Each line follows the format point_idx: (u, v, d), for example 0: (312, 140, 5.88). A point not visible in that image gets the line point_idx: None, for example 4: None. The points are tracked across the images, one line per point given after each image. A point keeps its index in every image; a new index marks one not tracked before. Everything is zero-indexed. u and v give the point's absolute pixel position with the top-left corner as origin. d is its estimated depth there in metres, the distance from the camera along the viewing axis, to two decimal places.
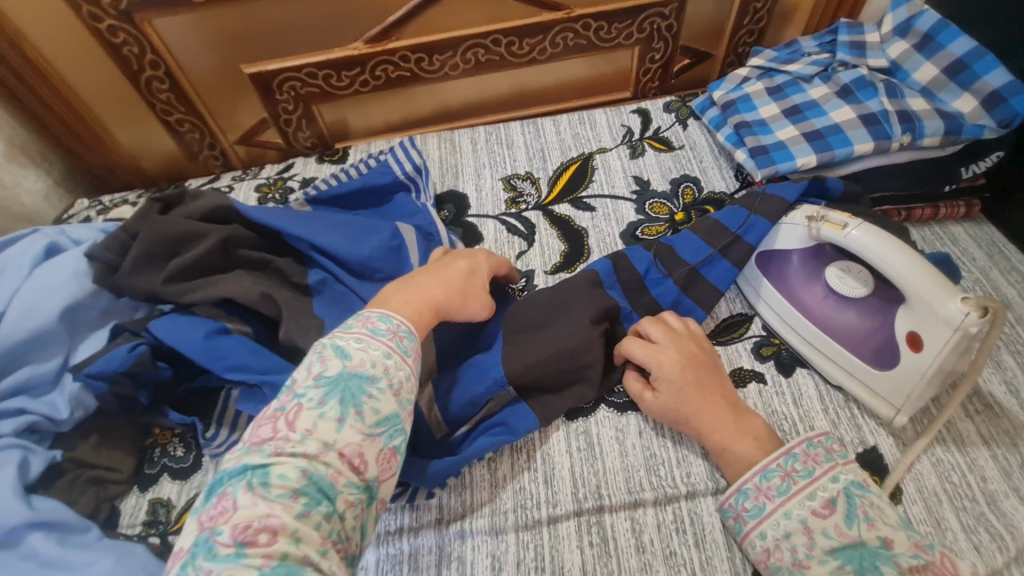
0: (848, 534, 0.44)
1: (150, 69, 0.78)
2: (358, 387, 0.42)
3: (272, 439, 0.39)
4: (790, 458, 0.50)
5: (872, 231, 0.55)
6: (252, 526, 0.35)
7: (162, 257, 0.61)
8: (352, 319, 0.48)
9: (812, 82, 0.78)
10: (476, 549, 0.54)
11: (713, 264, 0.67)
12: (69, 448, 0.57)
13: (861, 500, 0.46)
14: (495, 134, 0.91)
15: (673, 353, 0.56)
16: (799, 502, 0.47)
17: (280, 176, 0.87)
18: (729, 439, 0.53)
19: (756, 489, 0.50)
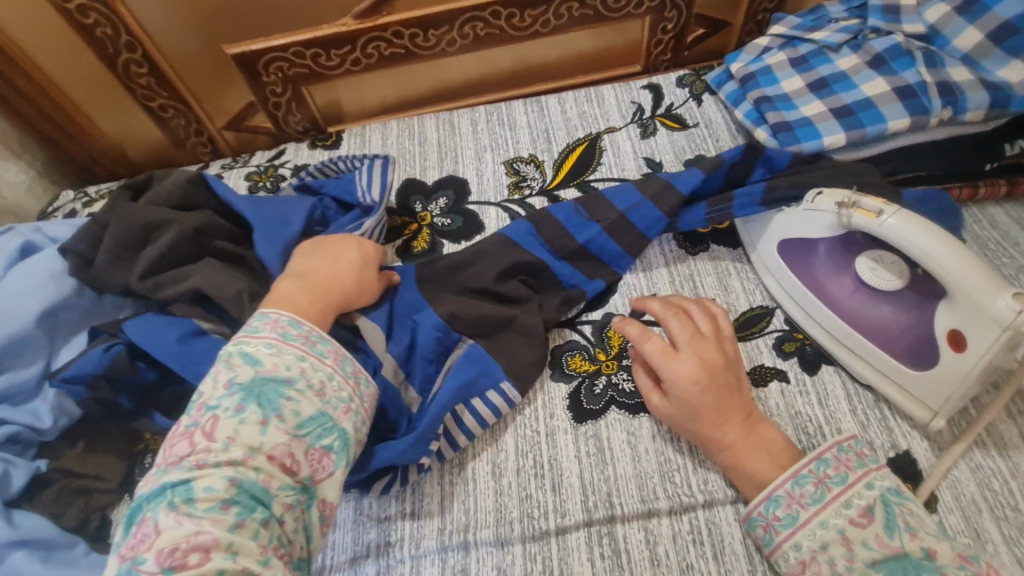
0: (890, 544, 0.42)
1: (126, 52, 0.73)
2: (274, 393, 0.44)
3: (190, 454, 0.41)
4: (821, 464, 0.47)
5: (910, 219, 0.49)
6: (180, 549, 0.37)
7: (134, 248, 0.58)
8: (259, 322, 0.49)
9: (840, 52, 0.71)
10: (480, 561, 0.52)
11: (642, 211, 0.65)
12: (56, 457, 0.54)
13: (899, 507, 0.44)
14: (496, 114, 0.85)
15: (699, 364, 0.51)
16: (837, 510, 0.45)
17: (271, 163, 0.83)
18: (740, 453, 0.50)
19: (789, 495, 0.47)
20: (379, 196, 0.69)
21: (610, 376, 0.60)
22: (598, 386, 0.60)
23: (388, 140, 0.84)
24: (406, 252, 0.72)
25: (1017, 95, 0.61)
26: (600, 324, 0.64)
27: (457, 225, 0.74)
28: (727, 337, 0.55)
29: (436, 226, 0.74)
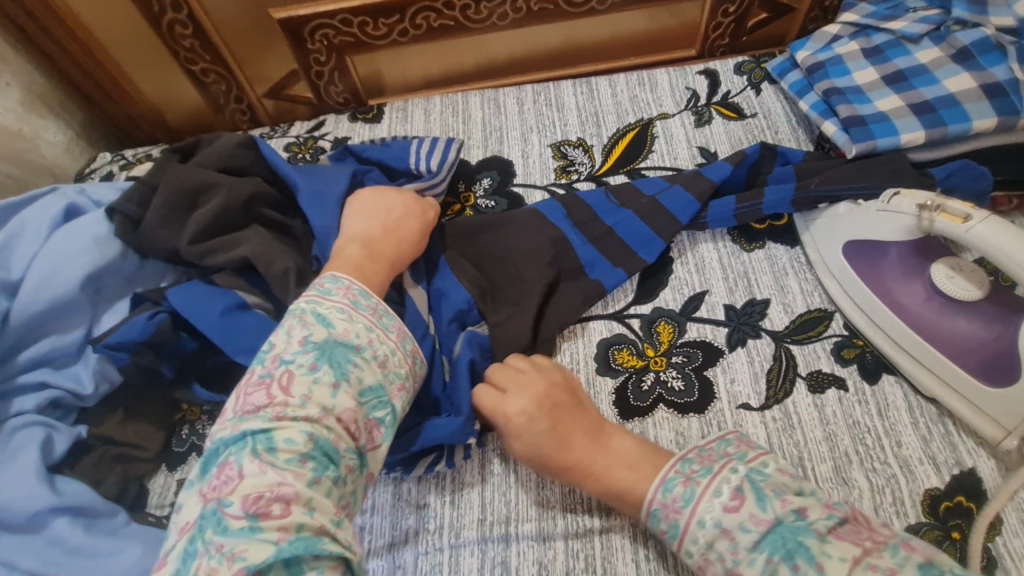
0: (764, 519, 0.40)
1: (172, 12, 0.71)
2: (344, 356, 0.44)
3: (268, 405, 0.41)
4: (686, 462, 0.45)
5: (1001, 226, 0.46)
6: (265, 497, 0.37)
7: (184, 209, 0.57)
8: (332, 286, 0.48)
9: (920, 44, 0.67)
10: (520, 555, 0.50)
11: (674, 195, 0.65)
12: (96, 423, 0.53)
13: (766, 481, 0.42)
14: (544, 94, 0.82)
15: (528, 394, 0.50)
16: (708, 503, 0.42)
17: (310, 135, 0.81)
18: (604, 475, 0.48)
19: (664, 507, 0.44)
20: (438, 168, 0.67)
21: (658, 373, 0.58)
22: (646, 382, 0.58)
23: (430, 116, 0.82)
24: None
25: None
26: (648, 317, 0.62)
27: (502, 208, 0.72)
28: (551, 367, 0.53)
29: (480, 208, 0.72)
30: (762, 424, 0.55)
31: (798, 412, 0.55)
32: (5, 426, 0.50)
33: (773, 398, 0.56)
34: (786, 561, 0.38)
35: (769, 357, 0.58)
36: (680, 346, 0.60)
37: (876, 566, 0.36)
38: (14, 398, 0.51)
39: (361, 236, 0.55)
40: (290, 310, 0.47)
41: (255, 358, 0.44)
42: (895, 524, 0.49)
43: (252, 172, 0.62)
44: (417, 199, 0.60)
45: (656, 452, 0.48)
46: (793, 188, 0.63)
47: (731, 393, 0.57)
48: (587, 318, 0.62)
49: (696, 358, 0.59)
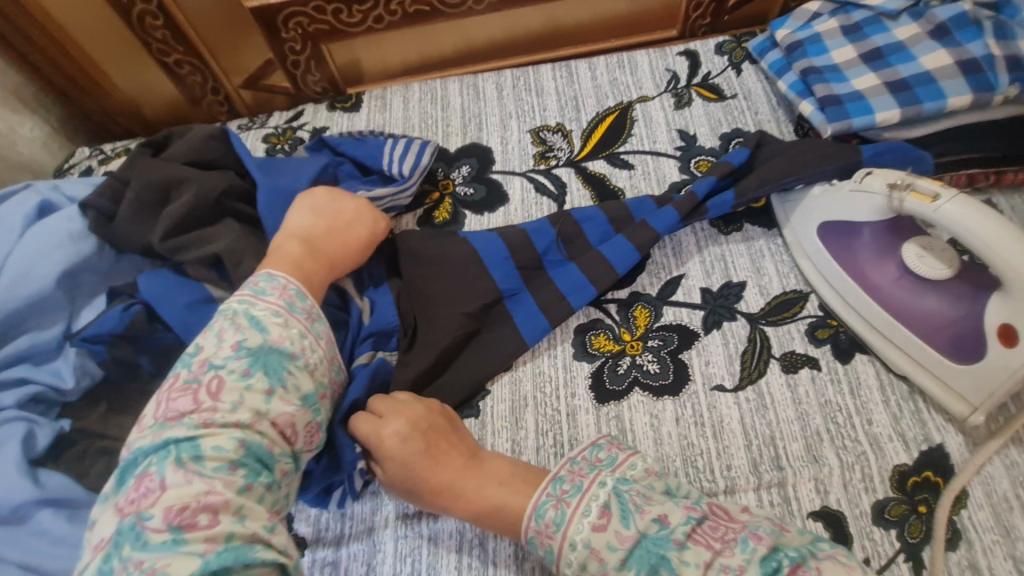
0: (626, 534, 0.41)
1: (142, 2, 0.70)
2: (280, 362, 0.45)
3: (194, 412, 0.41)
4: (557, 483, 0.45)
5: (971, 204, 0.47)
6: (191, 508, 0.37)
7: (154, 205, 0.57)
8: (267, 285, 0.48)
9: (900, 20, 0.66)
10: (497, 538, 0.51)
11: (614, 244, 0.62)
12: (79, 417, 0.53)
13: (629, 493, 0.43)
14: (523, 79, 0.81)
15: (405, 420, 0.49)
16: (578, 525, 0.42)
17: (289, 125, 0.80)
18: (473, 495, 0.47)
19: (539, 533, 0.44)
20: (410, 172, 0.68)
21: (634, 357, 0.59)
22: (622, 366, 0.58)
23: (409, 103, 0.81)
24: (427, 222, 0.70)
25: None
26: (625, 302, 0.62)
27: (480, 195, 0.72)
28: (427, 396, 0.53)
29: (458, 195, 0.72)
30: (736, 406, 0.55)
31: (772, 392, 0.56)
32: None
33: (747, 379, 0.57)
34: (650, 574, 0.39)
35: (743, 339, 0.59)
36: (656, 330, 0.60)
37: (727, 566, 0.38)
38: None
39: (303, 230, 0.55)
40: (222, 311, 0.46)
41: (181, 360, 0.44)
42: (863, 500, 0.50)
43: (226, 165, 0.62)
44: (370, 206, 0.60)
45: (529, 470, 0.49)
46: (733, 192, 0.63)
47: (705, 374, 0.57)
48: None
49: (671, 341, 0.59)
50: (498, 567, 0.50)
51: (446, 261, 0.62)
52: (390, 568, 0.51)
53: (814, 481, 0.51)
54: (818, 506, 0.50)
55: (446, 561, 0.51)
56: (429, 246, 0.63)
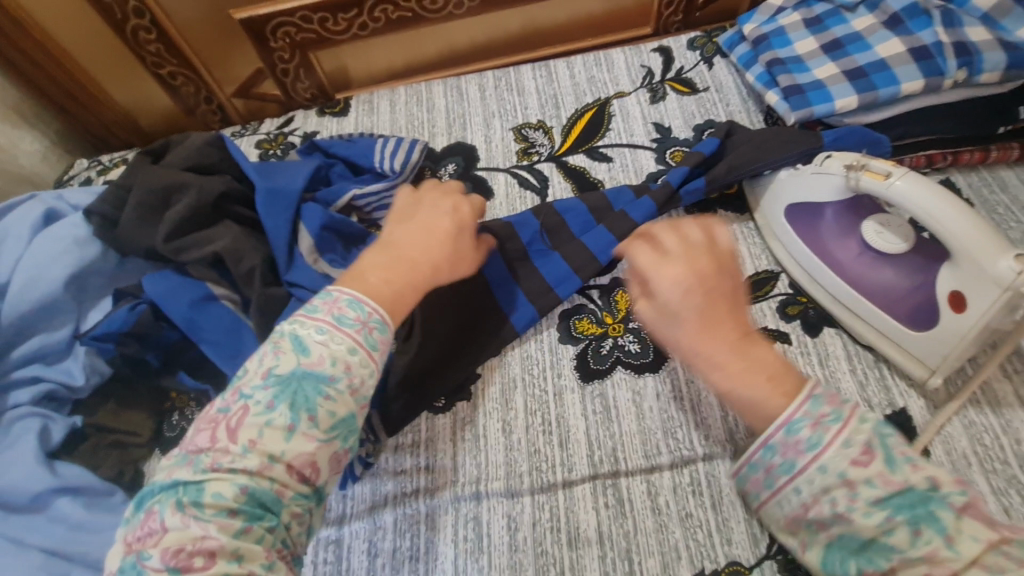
0: (893, 479, 0.33)
1: (136, 18, 0.74)
2: (312, 390, 0.39)
3: (209, 449, 0.38)
4: (814, 402, 0.36)
5: (919, 181, 0.50)
6: (185, 551, 0.34)
7: (156, 210, 0.60)
8: (319, 301, 0.43)
9: (857, 12, 0.69)
10: (491, 510, 0.54)
11: (596, 234, 0.65)
12: (90, 414, 0.57)
13: (895, 439, 0.35)
14: (505, 79, 0.85)
15: (676, 266, 0.39)
16: (837, 454, 0.34)
17: (280, 131, 0.83)
18: (733, 377, 0.37)
19: (783, 444, 0.35)
20: (401, 169, 0.71)
21: (616, 338, 0.62)
22: (605, 347, 0.62)
23: (396, 106, 0.84)
24: None
25: None
26: (607, 288, 0.65)
27: (466, 192, 0.75)
28: (702, 246, 0.41)
29: None
30: None
31: None
32: (4, 419, 0.54)
33: None
34: (910, 525, 0.31)
35: None
36: (637, 312, 0.63)
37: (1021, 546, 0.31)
38: (12, 392, 0.56)
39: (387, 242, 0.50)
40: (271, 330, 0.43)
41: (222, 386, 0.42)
42: None
43: (222, 170, 0.65)
44: (457, 196, 0.55)
45: (791, 371, 0.38)
46: (704, 179, 0.66)
47: None
48: None
49: None
50: (492, 538, 0.53)
51: None
52: (390, 543, 0.54)
53: None
54: None
55: (443, 535, 0.54)
56: None
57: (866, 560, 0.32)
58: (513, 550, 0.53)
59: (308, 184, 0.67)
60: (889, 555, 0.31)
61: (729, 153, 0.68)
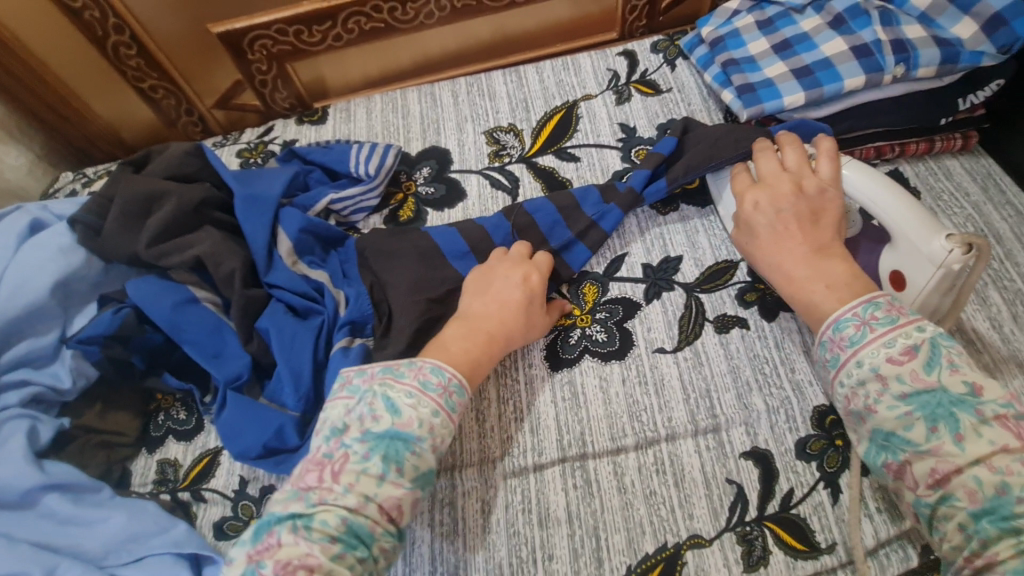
0: (925, 379, 0.43)
1: (116, 34, 0.77)
2: (402, 446, 0.48)
3: (317, 487, 0.46)
4: (869, 307, 0.47)
5: (863, 171, 0.55)
6: (292, 564, 0.42)
7: (138, 217, 0.62)
8: (406, 369, 0.52)
9: (805, 13, 0.73)
10: (467, 495, 0.57)
11: (563, 231, 0.68)
12: (77, 415, 0.59)
13: (947, 350, 0.44)
14: (476, 85, 0.88)
15: (756, 195, 0.56)
16: (876, 349, 0.45)
17: (260, 140, 0.86)
18: (797, 282, 0.52)
19: (832, 340, 0.48)
20: (375, 173, 0.74)
21: (583, 329, 0.65)
22: (573, 337, 0.64)
23: (372, 114, 0.87)
24: (393, 221, 0.76)
25: (967, 51, 0.64)
26: (575, 280, 0.68)
27: (440, 194, 0.78)
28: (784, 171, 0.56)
29: (420, 195, 0.78)
30: (675, 364, 0.62)
31: (706, 350, 0.62)
32: None
33: (684, 340, 0.63)
34: (929, 421, 0.42)
35: (680, 305, 0.65)
36: (603, 303, 0.66)
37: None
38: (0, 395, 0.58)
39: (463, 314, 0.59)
40: (364, 391, 0.51)
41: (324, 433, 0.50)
42: (788, 438, 0.57)
43: (201, 178, 0.67)
44: (525, 263, 0.62)
45: (864, 285, 0.49)
46: (666, 180, 0.69)
47: (648, 339, 0.63)
48: None
49: (617, 312, 0.66)
50: (467, 521, 0.56)
51: (407, 253, 0.67)
52: None
53: (744, 425, 0.58)
54: (749, 446, 0.57)
55: (420, 519, 0.56)
56: (394, 241, 0.68)
57: (890, 451, 0.43)
58: (487, 532, 0.55)
59: (285, 190, 0.70)
60: (905, 445, 0.42)
61: (687, 152, 0.71)
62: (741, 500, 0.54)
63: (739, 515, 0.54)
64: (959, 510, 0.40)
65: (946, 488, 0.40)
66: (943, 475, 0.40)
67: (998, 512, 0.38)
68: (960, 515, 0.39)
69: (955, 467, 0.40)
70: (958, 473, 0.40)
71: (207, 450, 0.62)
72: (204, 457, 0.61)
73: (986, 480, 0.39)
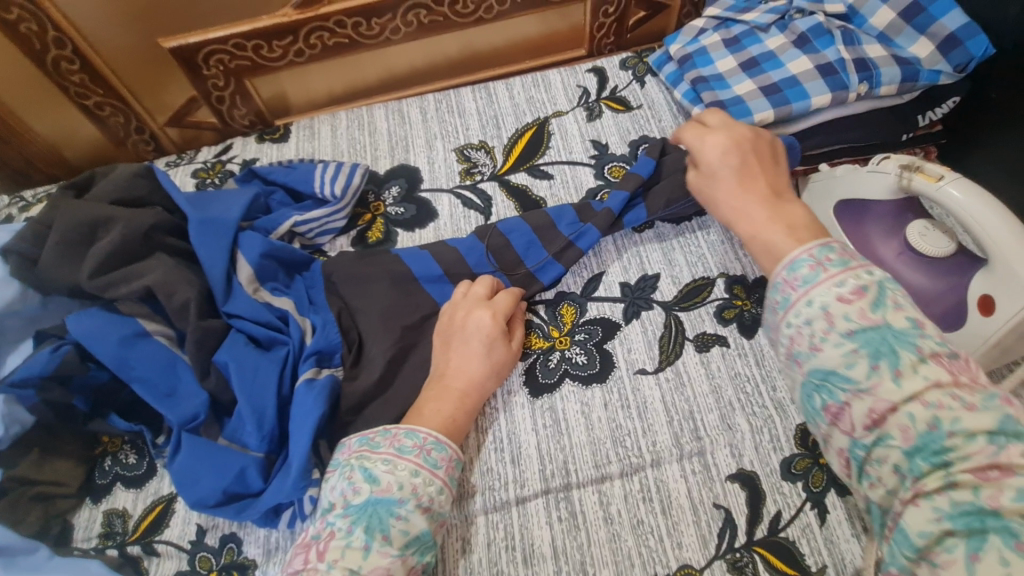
0: (871, 318, 0.38)
1: (56, 48, 0.71)
2: (385, 513, 0.45)
3: (304, 569, 0.43)
4: (823, 249, 0.42)
5: (969, 186, 0.53)
6: None
7: (80, 245, 0.57)
8: (381, 438, 0.51)
9: (769, 32, 0.74)
10: (447, 533, 0.54)
11: (537, 253, 0.66)
12: (10, 465, 0.52)
13: (893, 291, 0.40)
14: (445, 102, 0.86)
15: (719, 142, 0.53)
16: (826, 289, 0.40)
17: (217, 159, 0.81)
18: (760, 226, 0.48)
19: (783, 281, 0.42)
20: (342, 194, 0.71)
21: (563, 351, 0.63)
22: (552, 360, 0.62)
23: (337, 131, 0.84)
24: (362, 243, 0.73)
25: (925, 70, 0.66)
26: (552, 302, 0.66)
27: (411, 214, 0.75)
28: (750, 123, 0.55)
29: (389, 215, 0.75)
30: (657, 387, 0.60)
31: (687, 370, 0.61)
32: None
33: (665, 360, 0.62)
34: (871, 359, 0.36)
35: (660, 324, 0.64)
36: (582, 324, 0.64)
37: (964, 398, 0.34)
38: None
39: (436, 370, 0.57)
40: (342, 467, 0.49)
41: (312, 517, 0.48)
42: (773, 458, 0.56)
43: (151, 203, 0.63)
44: (486, 306, 0.59)
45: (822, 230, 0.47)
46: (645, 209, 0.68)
47: (629, 360, 0.62)
48: None
49: (596, 333, 0.64)
50: (447, 562, 0.53)
51: (379, 278, 0.64)
52: None
53: (729, 447, 0.57)
54: (735, 468, 0.56)
55: None
56: (361, 264, 0.65)
57: (826, 391, 0.38)
58: (469, 572, 0.52)
59: (245, 213, 0.66)
60: (844, 385, 0.37)
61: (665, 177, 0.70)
62: (730, 526, 0.53)
63: (729, 541, 0.52)
64: (893, 451, 0.35)
65: (882, 429, 0.35)
66: (879, 415, 0.35)
67: (929, 449, 0.33)
68: (895, 455, 0.35)
69: (890, 406, 0.35)
70: (892, 412, 0.35)
71: (160, 497, 0.57)
72: (156, 505, 0.57)
73: (918, 418, 0.34)
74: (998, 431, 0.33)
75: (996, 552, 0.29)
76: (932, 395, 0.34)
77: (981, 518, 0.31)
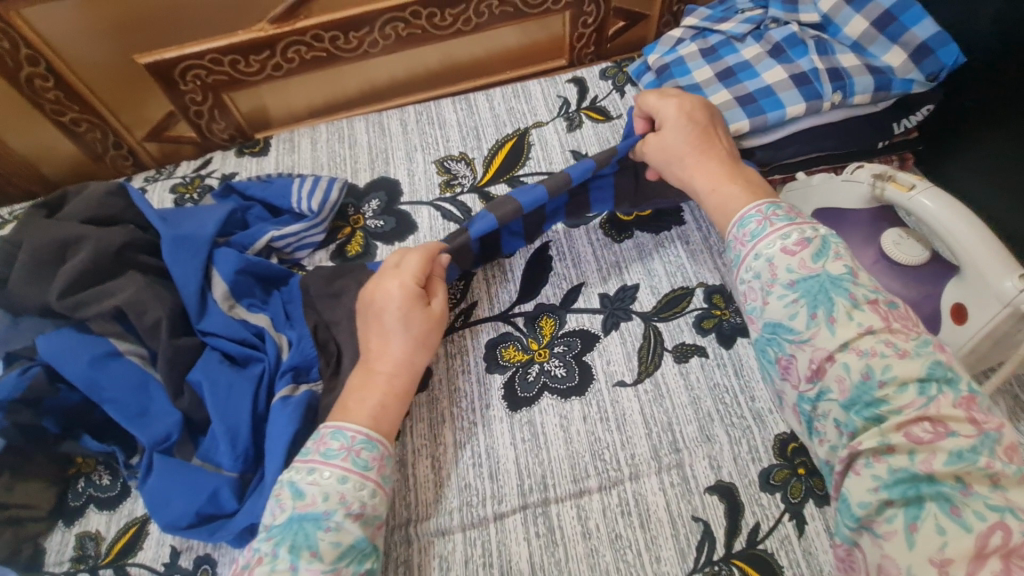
0: (811, 267, 0.45)
1: (30, 66, 0.70)
2: (311, 528, 0.44)
3: None
4: (769, 207, 0.50)
5: (939, 196, 0.54)
6: None
7: (50, 264, 0.57)
8: (309, 442, 0.49)
9: (745, 42, 0.75)
10: (425, 551, 0.53)
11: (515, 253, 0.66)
12: None
13: (835, 244, 0.47)
14: (425, 113, 0.86)
15: (668, 113, 0.61)
16: (772, 242, 0.47)
17: (196, 174, 0.81)
18: (716, 180, 0.56)
19: (735, 239, 0.50)
20: (319, 209, 0.71)
21: (542, 364, 0.63)
22: (532, 373, 0.62)
23: (317, 144, 0.84)
24: (340, 257, 0.73)
25: (897, 79, 0.67)
26: (531, 314, 0.66)
27: (390, 226, 0.75)
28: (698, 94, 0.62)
29: (369, 228, 0.75)
30: (636, 398, 0.60)
31: (666, 381, 0.61)
32: None
33: (645, 371, 0.62)
34: (810, 308, 0.43)
35: (639, 335, 0.64)
36: (561, 336, 0.64)
37: (892, 341, 0.41)
38: None
39: None
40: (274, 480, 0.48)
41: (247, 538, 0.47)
42: (751, 469, 0.56)
43: (123, 220, 0.62)
44: (394, 273, 0.56)
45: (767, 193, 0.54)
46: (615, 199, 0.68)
47: (608, 372, 0.62)
48: (475, 322, 0.66)
49: (575, 345, 0.64)
50: None
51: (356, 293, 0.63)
52: None
53: (707, 458, 0.56)
54: (713, 480, 0.55)
55: None
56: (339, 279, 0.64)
57: (777, 344, 0.45)
58: None
59: (221, 228, 0.66)
60: (789, 336, 0.44)
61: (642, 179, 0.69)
62: (709, 538, 0.53)
63: (707, 554, 0.52)
64: (833, 404, 0.42)
65: (822, 382, 0.42)
66: (818, 364, 0.42)
67: (861, 402, 0.40)
68: (835, 410, 0.42)
69: (827, 354, 0.42)
70: (829, 361, 0.42)
71: (133, 518, 0.56)
72: (129, 528, 0.56)
73: (853, 367, 0.41)
74: (926, 378, 0.39)
75: (932, 518, 0.35)
76: (865, 342, 0.41)
77: (915, 485, 0.37)
